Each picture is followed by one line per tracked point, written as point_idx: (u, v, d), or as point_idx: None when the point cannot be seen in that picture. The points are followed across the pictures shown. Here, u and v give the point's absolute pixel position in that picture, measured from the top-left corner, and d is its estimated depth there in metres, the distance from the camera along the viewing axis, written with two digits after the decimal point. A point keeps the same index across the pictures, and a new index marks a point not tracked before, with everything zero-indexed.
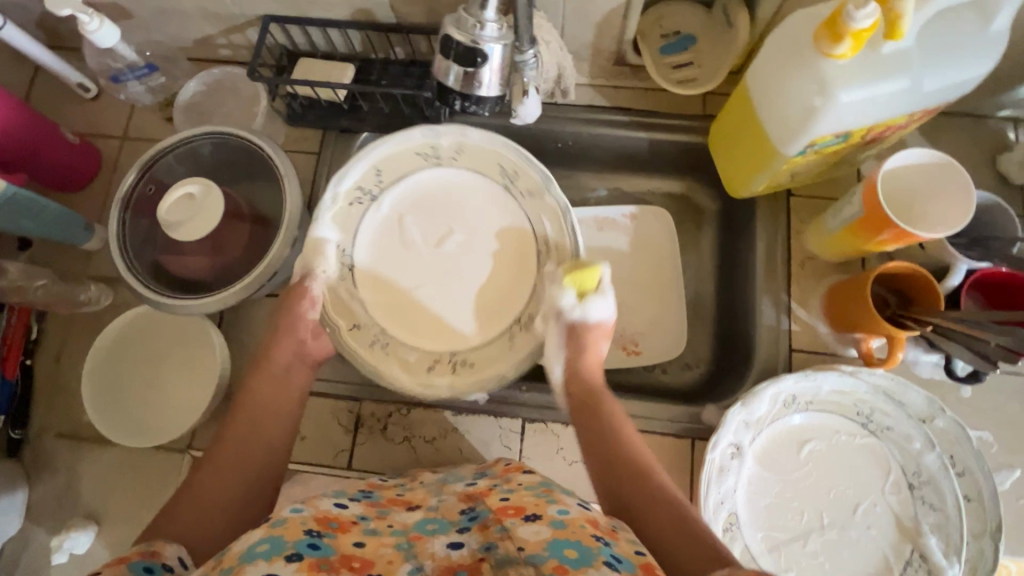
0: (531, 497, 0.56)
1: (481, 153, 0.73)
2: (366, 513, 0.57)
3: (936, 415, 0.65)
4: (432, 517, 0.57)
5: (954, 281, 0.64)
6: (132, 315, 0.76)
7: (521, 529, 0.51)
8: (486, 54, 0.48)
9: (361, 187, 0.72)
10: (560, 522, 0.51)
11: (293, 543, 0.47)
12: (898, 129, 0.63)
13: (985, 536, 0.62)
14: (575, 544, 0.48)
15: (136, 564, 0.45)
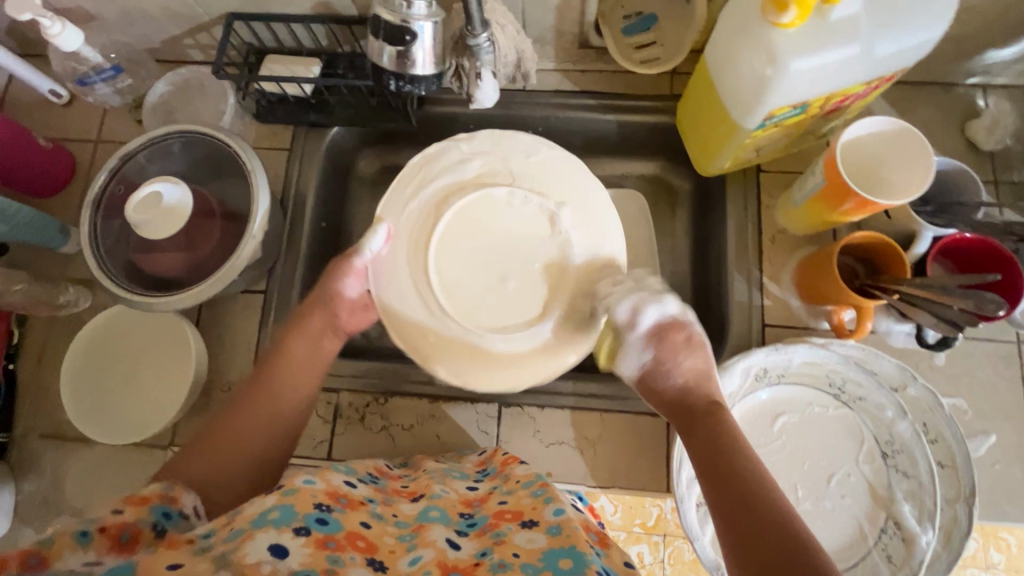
0: (528, 499, 0.57)
1: None
2: (373, 496, 0.58)
3: (908, 383, 0.65)
4: (433, 504, 0.58)
5: (920, 248, 0.64)
6: (110, 315, 0.77)
7: (516, 536, 0.53)
8: (415, 32, 0.49)
9: None
10: (555, 527, 0.53)
11: (302, 516, 0.48)
12: (861, 98, 0.63)
13: (959, 501, 0.62)
14: (570, 552, 0.49)
15: (155, 507, 0.49)
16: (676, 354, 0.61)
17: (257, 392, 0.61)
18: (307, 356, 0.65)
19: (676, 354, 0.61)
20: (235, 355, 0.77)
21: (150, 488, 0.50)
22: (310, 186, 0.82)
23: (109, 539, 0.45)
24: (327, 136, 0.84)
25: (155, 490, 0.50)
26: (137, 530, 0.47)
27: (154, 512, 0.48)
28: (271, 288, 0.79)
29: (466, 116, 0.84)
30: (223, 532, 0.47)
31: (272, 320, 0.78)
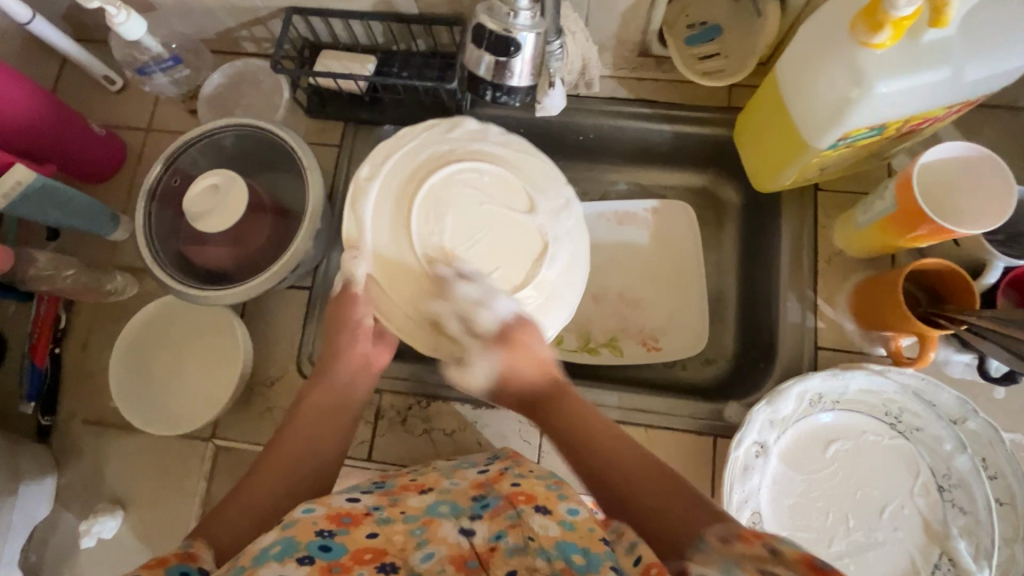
0: (542, 487, 0.55)
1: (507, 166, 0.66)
2: (378, 502, 0.56)
3: (968, 417, 0.63)
4: (444, 500, 0.56)
5: (989, 279, 0.62)
6: (160, 305, 0.77)
7: (531, 518, 0.51)
8: (519, 43, 0.49)
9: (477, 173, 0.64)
10: (570, 524, 0.50)
11: (305, 544, 0.48)
12: (936, 120, 0.61)
13: (1017, 540, 0.60)
14: (583, 546, 0.47)
15: (174, 567, 0.45)
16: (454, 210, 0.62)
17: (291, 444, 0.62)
18: (328, 417, 0.66)
19: (551, 341, 0.63)
20: (278, 351, 0.77)
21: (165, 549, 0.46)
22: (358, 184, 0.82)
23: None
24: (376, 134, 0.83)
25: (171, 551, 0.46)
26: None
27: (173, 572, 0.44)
28: (315, 285, 0.79)
29: (516, 120, 0.83)
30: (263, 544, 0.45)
31: (316, 317, 0.78)
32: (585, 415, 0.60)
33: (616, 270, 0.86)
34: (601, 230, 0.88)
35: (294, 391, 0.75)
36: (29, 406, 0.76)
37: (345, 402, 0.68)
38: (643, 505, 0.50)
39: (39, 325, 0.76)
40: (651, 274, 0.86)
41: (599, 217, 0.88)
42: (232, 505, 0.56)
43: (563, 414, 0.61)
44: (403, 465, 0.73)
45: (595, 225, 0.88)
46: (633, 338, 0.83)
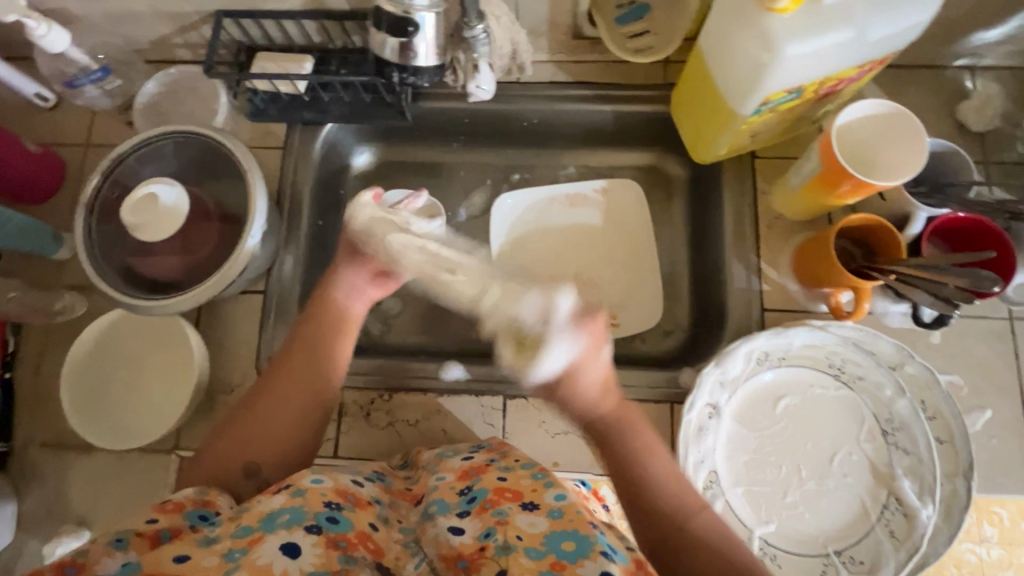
0: (528, 481, 0.55)
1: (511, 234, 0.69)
2: (380, 496, 0.57)
3: (906, 361, 0.67)
4: (432, 500, 0.56)
5: (914, 229, 0.66)
6: (109, 320, 0.76)
7: (518, 517, 0.50)
8: (417, 23, 0.54)
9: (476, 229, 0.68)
10: (558, 511, 0.50)
11: (312, 515, 0.48)
12: (852, 81, 0.63)
13: (958, 476, 0.64)
14: (574, 536, 0.48)
15: (191, 512, 0.49)
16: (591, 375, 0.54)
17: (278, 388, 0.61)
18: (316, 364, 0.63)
19: (581, 372, 0.52)
20: (237, 357, 0.77)
21: (184, 495, 0.50)
22: (306, 185, 0.83)
23: (148, 540, 0.45)
24: (321, 134, 0.84)
25: (188, 495, 0.50)
26: (174, 530, 0.47)
27: (190, 516, 0.49)
28: (270, 288, 0.79)
29: (461, 110, 0.85)
30: (228, 530, 0.46)
31: (273, 321, 0.78)
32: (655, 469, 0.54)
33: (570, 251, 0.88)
34: (553, 213, 0.90)
35: None
36: None
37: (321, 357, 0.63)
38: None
39: None
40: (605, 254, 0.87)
41: (551, 201, 0.90)
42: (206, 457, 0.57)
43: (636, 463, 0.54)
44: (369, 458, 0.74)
45: (548, 208, 0.90)
46: None
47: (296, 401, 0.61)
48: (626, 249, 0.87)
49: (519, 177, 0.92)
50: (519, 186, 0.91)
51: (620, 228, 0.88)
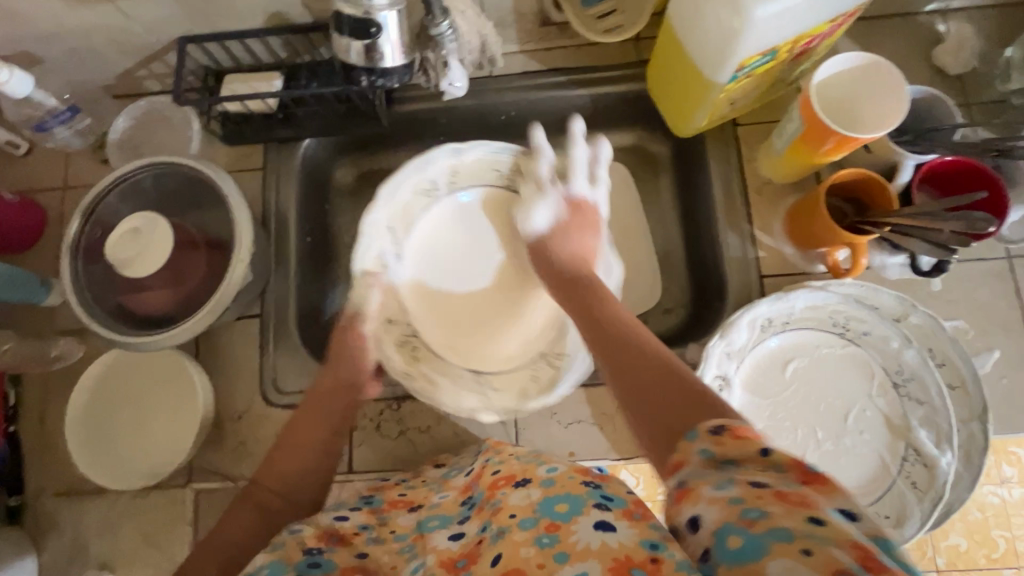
0: (519, 465, 0.56)
1: (475, 173, 0.79)
2: (367, 521, 0.56)
3: (909, 312, 0.67)
4: (433, 514, 0.57)
5: (903, 178, 0.65)
6: (108, 360, 0.75)
7: (511, 497, 0.51)
8: (379, 23, 0.52)
9: (434, 182, 0.78)
10: (550, 481, 0.51)
11: (294, 565, 0.47)
12: (825, 37, 0.63)
13: (973, 419, 0.64)
14: (566, 498, 0.48)
15: None
16: (568, 234, 0.71)
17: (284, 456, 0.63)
18: (322, 433, 0.65)
19: (570, 234, 0.71)
20: (241, 383, 0.77)
21: None
22: (290, 204, 0.82)
23: None
24: (299, 151, 0.83)
25: None
26: None
27: None
28: (267, 310, 0.79)
29: (437, 110, 0.85)
30: None
31: (273, 343, 0.77)
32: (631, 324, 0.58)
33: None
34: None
35: (264, 420, 0.75)
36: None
37: (335, 418, 0.67)
38: (654, 399, 0.48)
39: None
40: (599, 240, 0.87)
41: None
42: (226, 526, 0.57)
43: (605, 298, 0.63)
44: (385, 470, 0.73)
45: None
46: None
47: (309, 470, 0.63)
48: (620, 231, 0.87)
49: None
50: None
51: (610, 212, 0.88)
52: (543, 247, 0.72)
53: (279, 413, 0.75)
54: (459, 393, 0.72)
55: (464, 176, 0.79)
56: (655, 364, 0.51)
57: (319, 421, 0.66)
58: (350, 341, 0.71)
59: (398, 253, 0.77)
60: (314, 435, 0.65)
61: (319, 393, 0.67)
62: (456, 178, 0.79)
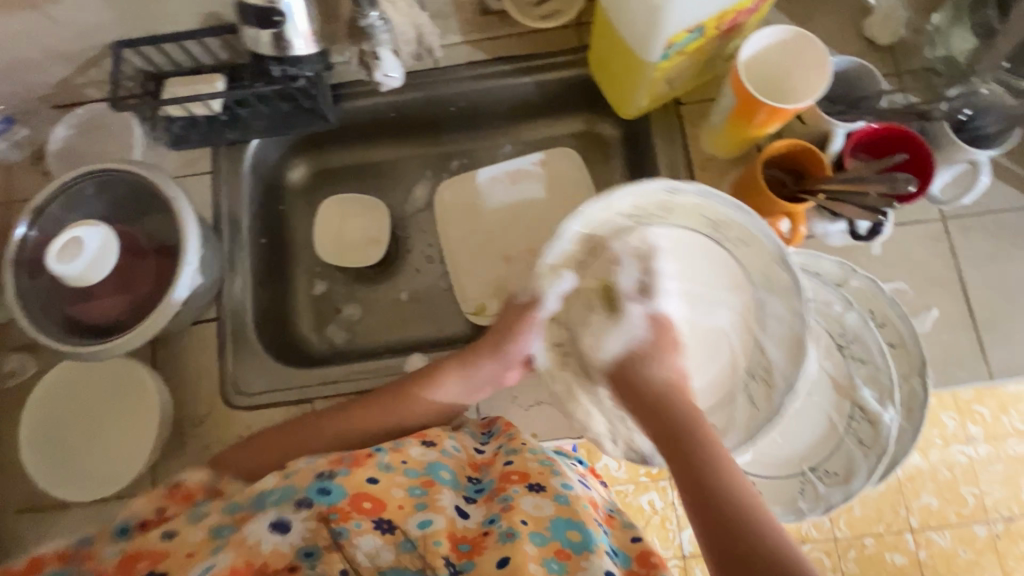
0: (534, 463, 0.62)
1: (687, 209, 0.66)
2: (383, 446, 0.62)
3: (850, 277, 0.70)
4: (441, 463, 0.63)
5: (835, 147, 0.68)
6: (60, 371, 0.74)
7: (523, 500, 0.59)
8: (282, 11, 0.62)
9: (633, 209, 0.66)
10: (564, 497, 0.59)
11: (304, 491, 0.57)
12: (753, 12, 0.64)
13: (913, 375, 0.67)
14: (577, 526, 0.56)
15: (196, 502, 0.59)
16: (661, 354, 0.66)
17: (368, 413, 0.67)
18: (422, 410, 0.68)
19: (660, 355, 0.66)
20: (201, 388, 0.76)
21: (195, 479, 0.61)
22: (242, 207, 0.82)
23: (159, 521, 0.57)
24: (248, 152, 0.83)
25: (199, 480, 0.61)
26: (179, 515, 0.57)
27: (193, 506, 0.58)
28: (223, 313, 0.78)
29: (387, 105, 0.85)
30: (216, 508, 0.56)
31: (231, 345, 0.77)
32: (715, 454, 0.54)
33: (516, 227, 0.90)
34: (496, 190, 0.91)
35: (226, 423, 0.75)
36: None
37: (431, 414, 0.69)
38: (748, 549, 0.47)
39: None
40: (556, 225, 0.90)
41: (493, 180, 0.92)
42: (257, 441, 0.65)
43: (677, 415, 0.58)
44: None
45: (490, 188, 0.91)
46: None
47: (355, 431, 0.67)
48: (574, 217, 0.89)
49: (458, 163, 0.94)
50: (459, 172, 0.93)
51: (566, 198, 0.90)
52: (637, 364, 0.65)
53: (242, 414, 0.75)
54: (578, 397, 0.68)
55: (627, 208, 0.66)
56: (748, 505, 0.50)
57: (421, 403, 0.68)
58: (529, 321, 0.71)
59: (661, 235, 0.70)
60: (482, 368, 0.70)
61: (439, 381, 0.69)
62: (682, 214, 0.67)
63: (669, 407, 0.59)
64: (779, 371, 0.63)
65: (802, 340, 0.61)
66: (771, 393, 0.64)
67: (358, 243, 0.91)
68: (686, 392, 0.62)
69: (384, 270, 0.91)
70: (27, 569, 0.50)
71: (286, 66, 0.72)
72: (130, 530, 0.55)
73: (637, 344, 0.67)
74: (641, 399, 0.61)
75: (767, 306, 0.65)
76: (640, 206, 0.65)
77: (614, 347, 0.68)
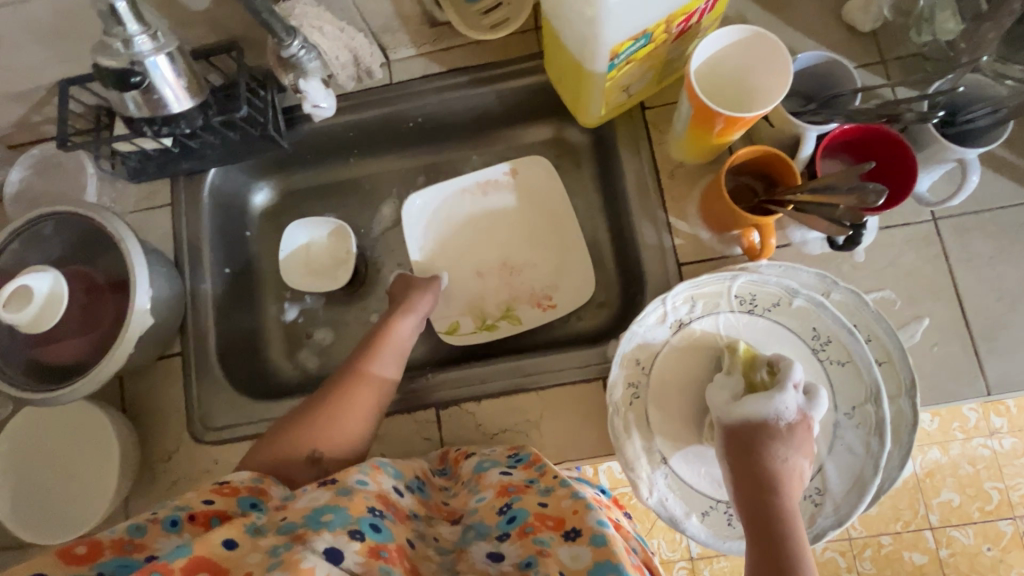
0: (568, 502, 0.55)
1: (763, 289, 0.66)
2: (417, 509, 0.60)
3: (831, 289, 0.65)
4: (472, 524, 0.59)
5: (806, 151, 0.62)
6: (29, 414, 0.75)
7: (559, 548, 0.51)
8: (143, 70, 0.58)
9: (743, 297, 0.66)
10: (601, 537, 0.50)
11: (356, 520, 0.49)
12: (708, 11, 0.59)
13: (902, 395, 0.62)
14: (615, 571, 0.48)
15: (166, 518, 0.50)
16: (793, 445, 0.58)
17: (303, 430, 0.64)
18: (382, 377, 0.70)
19: (798, 443, 0.58)
20: (168, 423, 0.76)
21: (240, 479, 0.56)
22: (202, 237, 0.80)
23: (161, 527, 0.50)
24: (206, 181, 0.81)
25: (245, 481, 0.56)
26: (224, 515, 0.53)
27: (165, 521, 0.50)
28: (187, 347, 0.78)
29: (344, 125, 0.83)
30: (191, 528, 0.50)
31: (195, 379, 0.76)
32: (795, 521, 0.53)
33: (488, 239, 0.86)
34: (467, 204, 0.87)
35: (194, 457, 0.75)
36: None
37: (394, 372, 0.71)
38: None
39: None
40: (531, 238, 0.85)
41: (462, 193, 0.87)
42: (275, 442, 0.63)
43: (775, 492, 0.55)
44: None
45: (459, 202, 0.87)
46: (523, 300, 0.83)
47: (365, 427, 0.66)
48: (549, 225, 0.85)
49: (426, 178, 0.90)
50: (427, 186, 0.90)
51: (541, 206, 0.86)
52: (775, 435, 0.58)
53: (209, 448, 0.74)
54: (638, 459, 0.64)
55: (704, 298, 0.66)
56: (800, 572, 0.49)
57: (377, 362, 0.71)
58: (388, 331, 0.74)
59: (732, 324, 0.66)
60: (396, 347, 0.73)
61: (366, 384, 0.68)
62: (756, 304, 0.66)
63: (773, 487, 0.56)
64: (833, 497, 0.61)
65: (865, 473, 0.60)
66: (817, 517, 0.61)
67: (327, 265, 0.88)
68: (793, 490, 0.56)
69: (353, 292, 0.89)
70: (89, 553, 0.46)
71: (160, 126, 0.67)
72: (180, 522, 0.51)
73: (774, 426, 0.58)
74: (753, 468, 0.57)
75: (842, 429, 0.62)
76: (703, 298, 0.66)
77: (748, 409, 0.59)
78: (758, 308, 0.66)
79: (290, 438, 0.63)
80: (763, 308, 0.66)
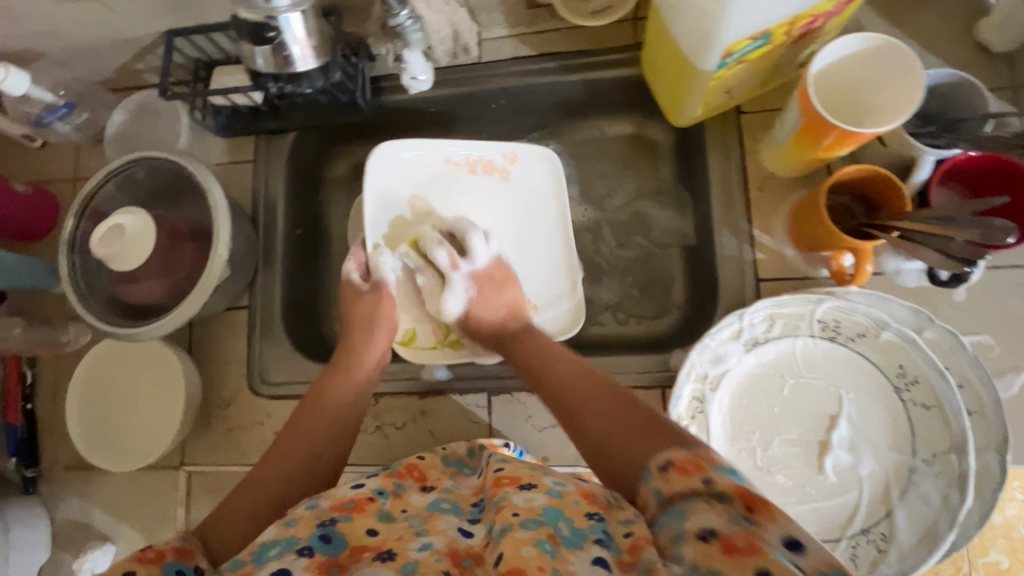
0: (525, 466, 0.50)
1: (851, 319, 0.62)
2: (383, 486, 0.53)
3: (925, 326, 0.60)
4: (443, 498, 0.52)
5: (920, 176, 0.58)
6: (105, 347, 0.79)
7: (515, 497, 0.46)
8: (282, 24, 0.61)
9: (826, 324, 0.62)
10: (557, 491, 0.46)
11: (304, 538, 0.44)
12: (834, 15, 0.56)
13: (991, 449, 0.57)
14: (570, 517, 0.42)
15: None
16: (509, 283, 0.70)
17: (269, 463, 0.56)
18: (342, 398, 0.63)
19: (491, 291, 0.69)
20: (229, 372, 0.79)
21: (164, 541, 0.44)
22: (278, 196, 0.82)
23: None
24: (288, 142, 0.83)
25: (171, 543, 0.44)
26: None
27: None
28: (254, 302, 0.80)
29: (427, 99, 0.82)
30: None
31: (258, 334, 0.79)
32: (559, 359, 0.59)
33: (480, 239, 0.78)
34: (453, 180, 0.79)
35: (251, 408, 0.77)
36: (11, 461, 0.79)
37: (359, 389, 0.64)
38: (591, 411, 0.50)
39: (8, 387, 0.80)
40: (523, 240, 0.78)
41: (446, 164, 0.79)
42: (237, 509, 0.52)
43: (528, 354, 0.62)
44: (363, 467, 0.73)
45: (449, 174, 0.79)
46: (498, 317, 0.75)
47: (337, 442, 0.60)
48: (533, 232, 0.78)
49: None
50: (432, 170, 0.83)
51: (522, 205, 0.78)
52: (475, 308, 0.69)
53: (265, 402, 0.77)
54: None
55: (784, 319, 0.63)
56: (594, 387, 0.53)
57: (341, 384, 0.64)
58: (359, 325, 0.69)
59: (809, 349, 0.63)
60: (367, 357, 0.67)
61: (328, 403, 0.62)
62: (840, 332, 0.62)
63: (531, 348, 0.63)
64: (899, 546, 0.57)
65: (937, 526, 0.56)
66: (879, 564, 0.58)
67: None
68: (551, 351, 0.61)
69: None
70: None
71: (284, 83, 0.70)
72: None
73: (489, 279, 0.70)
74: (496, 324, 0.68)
75: (919, 477, 0.59)
76: (784, 319, 0.62)
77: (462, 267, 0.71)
78: (841, 338, 0.63)
79: (253, 483, 0.54)
80: (846, 338, 0.62)
